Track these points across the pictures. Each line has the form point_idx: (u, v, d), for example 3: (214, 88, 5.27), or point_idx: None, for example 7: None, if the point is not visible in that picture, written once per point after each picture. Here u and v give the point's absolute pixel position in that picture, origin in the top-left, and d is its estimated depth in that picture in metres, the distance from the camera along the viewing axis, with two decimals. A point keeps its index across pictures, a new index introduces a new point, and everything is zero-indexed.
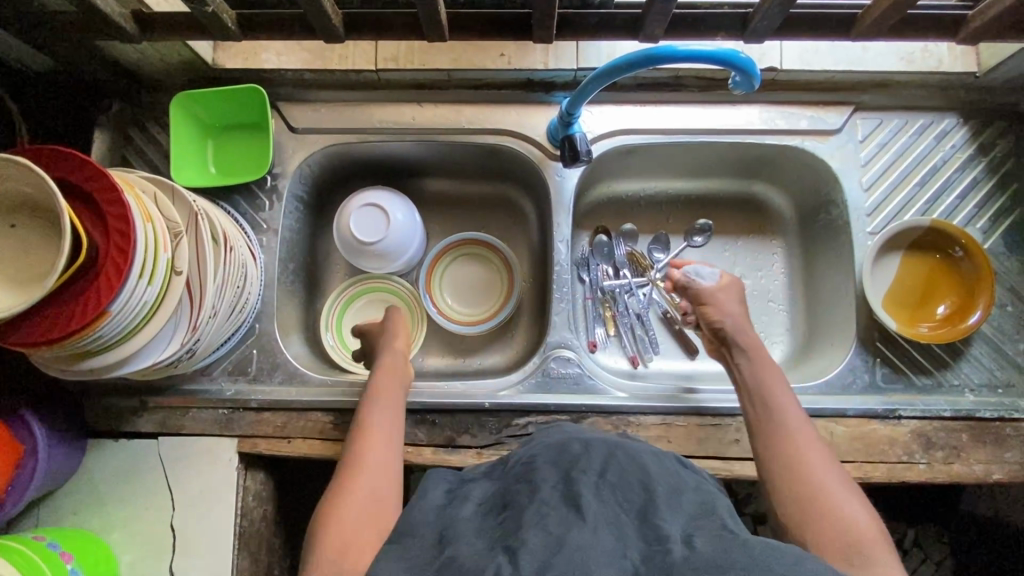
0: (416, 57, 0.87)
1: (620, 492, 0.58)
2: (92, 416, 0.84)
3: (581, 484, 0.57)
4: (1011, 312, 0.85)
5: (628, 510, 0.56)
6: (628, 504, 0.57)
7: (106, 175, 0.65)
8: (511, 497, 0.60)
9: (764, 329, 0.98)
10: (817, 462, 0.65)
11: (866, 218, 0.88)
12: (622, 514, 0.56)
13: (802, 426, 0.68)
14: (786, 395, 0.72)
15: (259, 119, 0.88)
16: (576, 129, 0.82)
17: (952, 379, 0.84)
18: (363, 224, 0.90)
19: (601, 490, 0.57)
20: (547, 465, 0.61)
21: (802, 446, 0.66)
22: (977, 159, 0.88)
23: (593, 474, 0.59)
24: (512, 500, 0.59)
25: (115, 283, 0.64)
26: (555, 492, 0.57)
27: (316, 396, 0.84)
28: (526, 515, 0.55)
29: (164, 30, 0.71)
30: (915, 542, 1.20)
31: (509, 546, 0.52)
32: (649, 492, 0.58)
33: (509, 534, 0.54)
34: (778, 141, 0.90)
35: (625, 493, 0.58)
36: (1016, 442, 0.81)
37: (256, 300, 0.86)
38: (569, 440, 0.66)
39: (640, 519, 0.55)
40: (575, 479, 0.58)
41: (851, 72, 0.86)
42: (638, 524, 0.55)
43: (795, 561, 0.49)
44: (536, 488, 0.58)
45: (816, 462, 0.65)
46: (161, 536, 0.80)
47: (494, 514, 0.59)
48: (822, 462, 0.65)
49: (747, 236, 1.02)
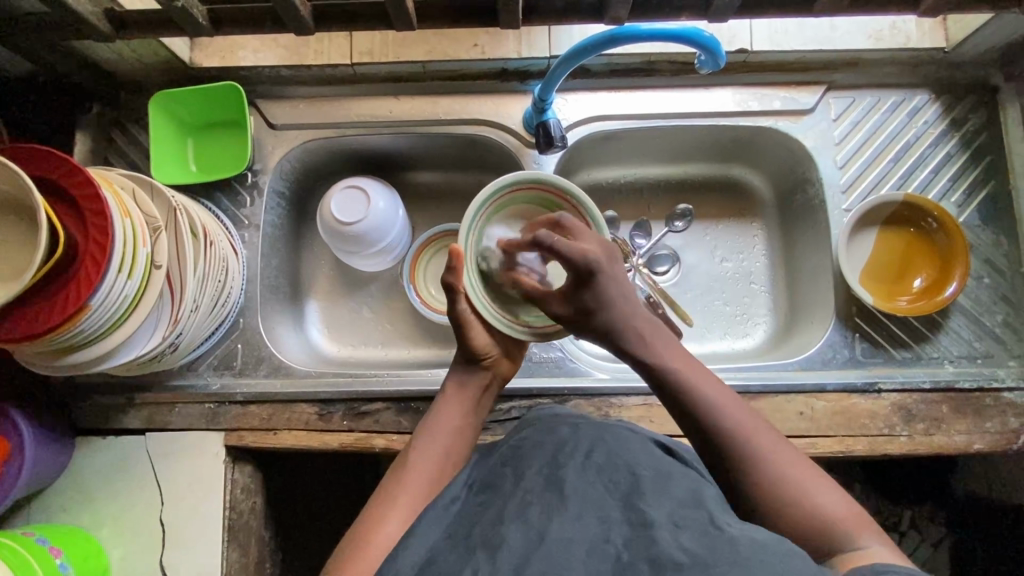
0: (391, 50, 0.88)
1: (606, 474, 0.57)
2: (81, 414, 0.85)
3: (565, 470, 0.58)
4: (988, 284, 0.86)
5: (612, 492, 0.56)
6: (614, 486, 0.56)
7: (81, 172, 0.66)
8: (494, 479, 0.62)
9: (746, 311, 0.99)
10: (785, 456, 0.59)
11: (841, 195, 0.89)
12: (608, 497, 0.55)
13: (749, 420, 0.61)
14: (720, 394, 0.63)
15: (238, 115, 0.89)
16: (550, 115, 0.83)
17: (931, 352, 0.84)
18: (345, 207, 0.91)
19: (587, 472, 0.57)
20: (534, 451, 0.62)
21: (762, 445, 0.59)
22: (950, 134, 0.89)
23: (578, 456, 0.60)
24: (496, 484, 0.61)
25: (95, 278, 0.65)
26: (539, 479, 0.58)
27: (301, 388, 0.85)
28: (506, 509, 0.56)
29: (135, 28, 0.72)
30: (912, 525, 1.20)
31: (489, 540, 0.53)
32: (636, 475, 0.57)
33: (490, 525, 0.55)
34: (752, 123, 0.91)
35: (613, 475, 0.57)
36: (995, 411, 0.81)
37: (238, 296, 0.87)
38: (557, 424, 0.66)
39: (625, 505, 0.54)
40: (561, 465, 0.58)
41: (820, 51, 0.87)
42: (622, 509, 0.54)
43: (778, 551, 0.48)
44: (521, 476, 0.59)
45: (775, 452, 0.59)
46: (151, 530, 0.81)
47: (476, 494, 0.61)
48: (786, 455, 0.59)
49: (728, 219, 1.03)
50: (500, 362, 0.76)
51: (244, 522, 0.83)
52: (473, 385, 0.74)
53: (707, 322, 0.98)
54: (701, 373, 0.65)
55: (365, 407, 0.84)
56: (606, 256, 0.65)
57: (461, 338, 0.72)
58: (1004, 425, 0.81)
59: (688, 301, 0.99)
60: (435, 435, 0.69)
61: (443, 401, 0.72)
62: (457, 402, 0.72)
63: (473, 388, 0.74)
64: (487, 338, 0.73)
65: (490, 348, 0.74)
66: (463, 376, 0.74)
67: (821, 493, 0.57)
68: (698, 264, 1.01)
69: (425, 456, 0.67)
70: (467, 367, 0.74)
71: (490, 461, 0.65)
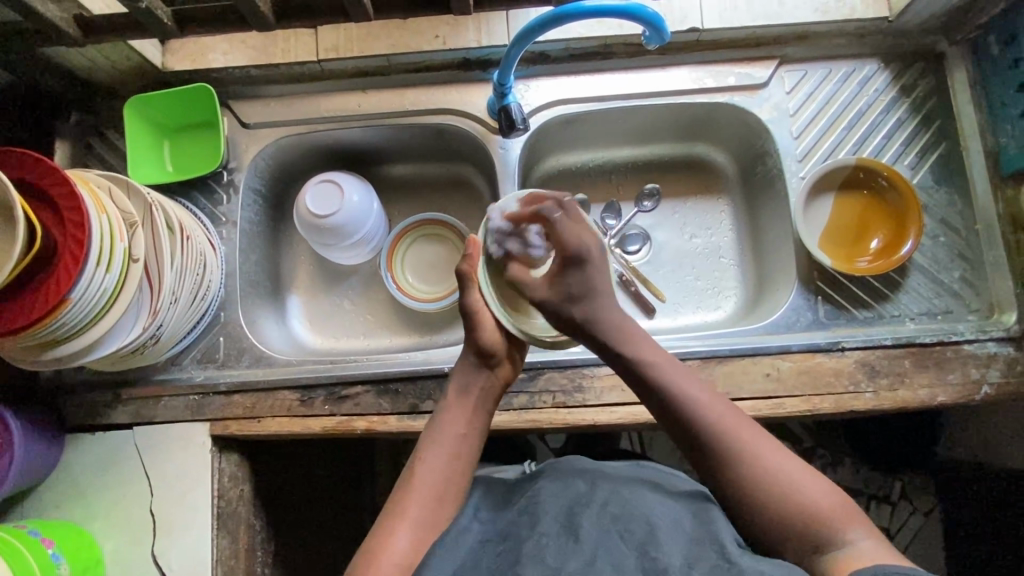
0: (355, 45, 0.90)
1: (622, 523, 0.60)
2: (69, 413, 0.87)
3: (581, 517, 0.61)
4: (943, 243, 0.89)
5: (626, 542, 0.59)
6: (630, 536, 0.59)
7: (57, 172, 0.68)
8: (511, 529, 0.63)
9: (716, 284, 1.02)
10: (737, 427, 0.64)
11: (798, 163, 0.92)
12: (623, 547, 0.58)
13: (708, 398, 0.66)
14: (683, 377, 0.68)
15: (211, 117, 0.92)
16: (511, 99, 0.86)
17: (892, 310, 0.87)
18: (319, 200, 0.94)
19: (602, 524, 0.60)
20: (551, 500, 0.64)
21: (719, 420, 0.65)
22: (900, 99, 0.92)
23: (593, 507, 0.62)
24: (511, 532, 0.62)
25: (74, 271, 0.67)
26: (555, 525, 0.61)
27: (282, 375, 0.87)
28: (523, 552, 0.59)
29: (104, 32, 0.75)
30: (903, 495, 1.22)
31: None
32: (651, 526, 0.60)
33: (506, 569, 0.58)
34: (709, 99, 0.93)
35: (629, 524, 0.60)
36: (956, 363, 0.83)
37: (218, 288, 0.89)
38: (573, 475, 0.68)
39: (639, 554, 0.57)
40: (576, 513, 0.62)
41: (770, 26, 0.90)
42: (637, 558, 0.57)
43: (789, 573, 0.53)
44: (536, 519, 0.62)
45: (731, 425, 0.64)
46: (142, 521, 0.83)
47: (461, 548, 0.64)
48: (751, 434, 0.64)
49: (694, 196, 1.06)
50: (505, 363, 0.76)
51: (232, 510, 0.85)
52: (476, 387, 0.74)
53: (679, 297, 1.01)
54: (665, 358, 0.70)
55: (346, 391, 0.86)
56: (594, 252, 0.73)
57: (469, 332, 0.75)
58: (966, 376, 0.83)
59: (659, 278, 1.02)
60: (439, 439, 0.70)
61: (449, 409, 0.73)
62: (461, 406, 0.73)
63: (477, 392, 0.74)
64: (496, 336, 0.75)
65: (499, 347, 0.75)
66: (467, 378, 0.75)
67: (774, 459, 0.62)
68: (668, 242, 1.04)
69: (433, 468, 0.68)
70: (474, 366, 0.75)
71: (506, 512, 0.66)
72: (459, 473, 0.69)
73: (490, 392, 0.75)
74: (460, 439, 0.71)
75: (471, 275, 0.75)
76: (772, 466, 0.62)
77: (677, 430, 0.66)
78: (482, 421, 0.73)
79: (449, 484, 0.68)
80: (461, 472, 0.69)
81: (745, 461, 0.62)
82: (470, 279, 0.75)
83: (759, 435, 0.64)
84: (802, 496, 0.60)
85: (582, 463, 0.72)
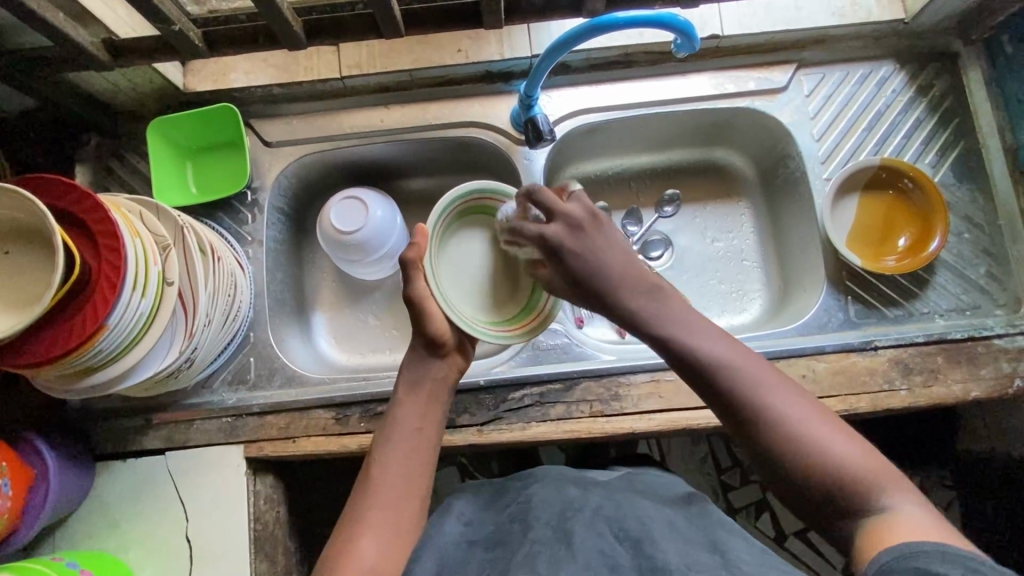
0: (378, 61, 0.91)
1: (616, 523, 0.62)
2: (100, 440, 0.86)
3: (572, 522, 0.61)
4: (968, 239, 0.90)
5: (622, 540, 0.60)
6: (623, 535, 0.60)
7: (91, 197, 0.68)
8: (501, 535, 0.64)
9: (741, 287, 1.02)
10: (769, 387, 0.60)
11: (821, 165, 0.93)
12: (618, 546, 0.59)
13: (740, 355, 0.62)
14: (705, 337, 0.63)
15: (234, 137, 0.92)
16: (537, 110, 0.87)
17: (921, 307, 0.88)
18: (344, 216, 0.93)
19: (595, 524, 0.62)
20: (543, 504, 0.65)
21: (752, 379, 0.60)
22: (918, 99, 0.93)
23: (586, 510, 0.63)
24: (503, 538, 0.63)
25: (111, 297, 0.66)
26: (547, 530, 0.61)
27: (316, 395, 0.87)
28: (515, 564, 0.58)
29: (134, 56, 0.75)
30: (920, 488, 1.17)
31: None
32: (646, 526, 0.61)
33: None
34: (729, 104, 0.94)
35: (622, 524, 0.62)
36: (989, 358, 0.84)
37: (248, 309, 0.89)
38: (565, 483, 0.69)
39: (634, 552, 0.58)
40: (570, 517, 0.62)
41: (788, 31, 0.91)
42: (632, 556, 0.58)
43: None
44: (528, 528, 0.62)
45: (768, 387, 0.60)
46: (177, 548, 0.82)
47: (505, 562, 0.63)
48: (786, 395, 0.59)
49: (715, 201, 1.06)
50: (455, 352, 0.74)
51: (269, 533, 0.84)
52: (429, 379, 0.72)
53: (704, 302, 1.01)
54: (685, 319, 0.65)
55: (381, 408, 0.85)
56: (572, 229, 0.66)
57: (417, 319, 0.72)
58: (999, 370, 0.83)
59: (684, 283, 1.02)
60: (396, 433, 0.69)
61: (403, 405, 0.71)
62: (417, 402, 0.71)
63: (429, 386, 0.72)
64: (445, 323, 0.72)
65: (447, 336, 0.72)
66: (418, 371, 0.73)
67: (798, 410, 0.59)
68: (690, 246, 1.04)
69: (393, 465, 0.66)
70: (425, 357, 0.73)
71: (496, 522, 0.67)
72: (421, 470, 0.67)
73: (445, 384, 0.73)
74: (418, 434, 0.69)
75: (416, 263, 0.72)
76: (806, 433, 0.57)
77: (705, 387, 0.62)
78: (439, 414, 0.72)
79: (409, 480, 0.66)
80: (421, 469, 0.67)
81: (768, 417, 0.58)
82: (415, 268, 0.71)
83: (796, 398, 0.59)
84: (842, 465, 0.56)
85: (570, 471, 0.74)
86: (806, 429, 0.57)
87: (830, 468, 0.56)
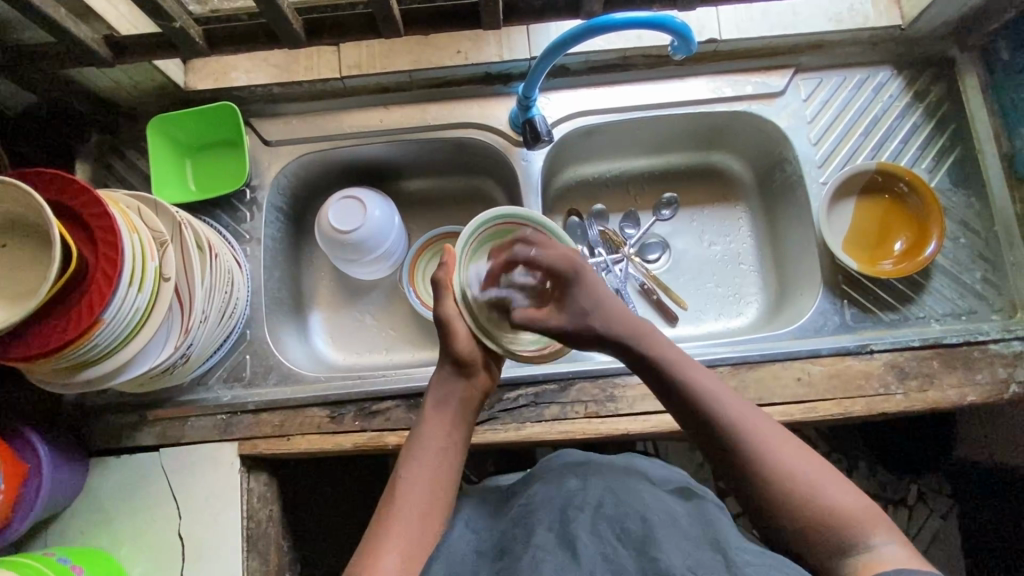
0: (377, 61, 0.91)
1: (617, 523, 0.61)
2: (94, 436, 0.86)
3: (576, 525, 0.61)
4: (964, 244, 0.90)
5: (624, 542, 0.59)
6: (626, 536, 0.60)
7: (89, 191, 0.68)
8: (507, 543, 0.63)
9: (738, 291, 1.02)
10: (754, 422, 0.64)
11: (818, 169, 0.93)
12: (621, 548, 0.59)
13: (727, 394, 0.67)
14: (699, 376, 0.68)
15: (234, 135, 0.92)
16: (535, 111, 0.88)
17: (918, 312, 0.88)
18: (342, 215, 0.93)
19: (598, 524, 0.61)
20: (545, 504, 0.65)
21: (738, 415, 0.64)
22: (915, 105, 0.94)
23: (588, 509, 0.63)
24: (507, 547, 0.63)
25: (108, 292, 0.66)
26: (551, 535, 0.60)
27: (311, 393, 0.87)
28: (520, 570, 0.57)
29: (134, 52, 0.75)
30: (919, 497, 1.17)
31: None
32: (646, 523, 0.60)
33: None
34: (727, 108, 0.95)
35: (623, 522, 0.61)
36: (984, 363, 0.83)
37: (245, 305, 0.89)
38: (565, 474, 0.69)
39: (638, 553, 0.58)
40: (572, 520, 0.62)
41: (787, 36, 0.91)
42: (636, 558, 0.58)
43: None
44: (532, 532, 0.62)
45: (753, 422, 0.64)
46: (170, 545, 0.82)
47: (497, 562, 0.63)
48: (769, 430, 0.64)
49: (713, 205, 1.06)
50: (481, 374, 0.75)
51: (262, 531, 0.84)
52: (457, 398, 0.73)
53: (700, 305, 1.01)
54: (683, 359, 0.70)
55: (376, 406, 0.85)
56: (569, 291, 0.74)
57: (443, 340, 0.73)
58: (994, 376, 0.83)
59: (680, 286, 1.02)
60: (422, 453, 0.69)
61: (429, 422, 0.72)
62: (443, 420, 0.72)
63: (457, 404, 0.73)
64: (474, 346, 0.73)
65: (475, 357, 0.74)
66: (447, 391, 0.73)
67: (779, 440, 0.63)
68: (687, 249, 1.04)
69: (417, 482, 0.67)
70: (453, 376, 0.74)
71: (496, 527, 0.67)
72: (444, 487, 0.68)
73: (472, 403, 0.74)
74: (444, 451, 0.70)
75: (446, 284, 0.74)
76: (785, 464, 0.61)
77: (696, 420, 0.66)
78: (463, 432, 0.73)
79: (433, 498, 0.67)
80: (446, 486, 0.68)
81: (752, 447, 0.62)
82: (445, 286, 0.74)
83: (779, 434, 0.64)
84: (824, 498, 0.59)
85: (575, 455, 0.74)
86: (787, 463, 0.61)
87: (805, 492, 0.59)
